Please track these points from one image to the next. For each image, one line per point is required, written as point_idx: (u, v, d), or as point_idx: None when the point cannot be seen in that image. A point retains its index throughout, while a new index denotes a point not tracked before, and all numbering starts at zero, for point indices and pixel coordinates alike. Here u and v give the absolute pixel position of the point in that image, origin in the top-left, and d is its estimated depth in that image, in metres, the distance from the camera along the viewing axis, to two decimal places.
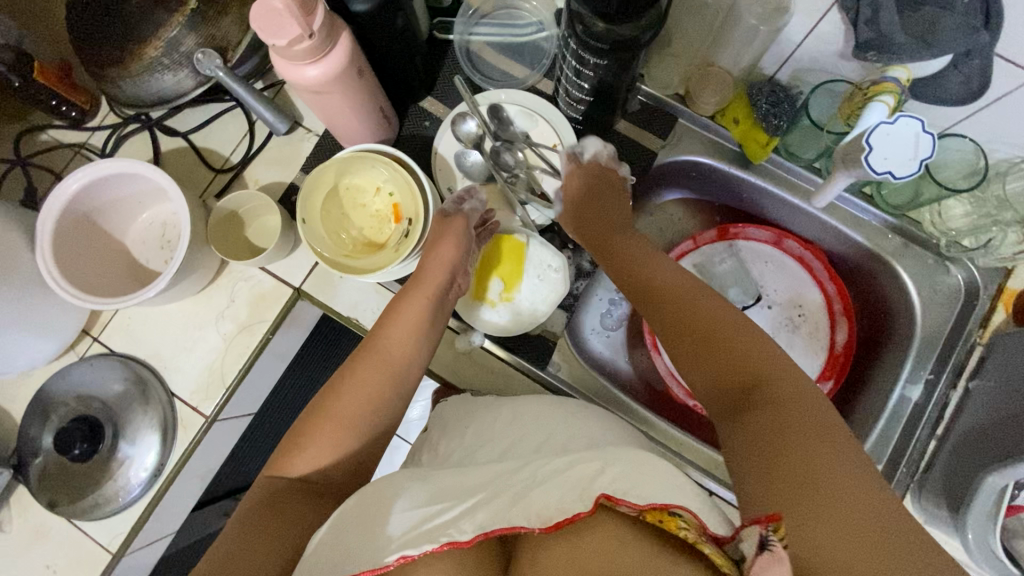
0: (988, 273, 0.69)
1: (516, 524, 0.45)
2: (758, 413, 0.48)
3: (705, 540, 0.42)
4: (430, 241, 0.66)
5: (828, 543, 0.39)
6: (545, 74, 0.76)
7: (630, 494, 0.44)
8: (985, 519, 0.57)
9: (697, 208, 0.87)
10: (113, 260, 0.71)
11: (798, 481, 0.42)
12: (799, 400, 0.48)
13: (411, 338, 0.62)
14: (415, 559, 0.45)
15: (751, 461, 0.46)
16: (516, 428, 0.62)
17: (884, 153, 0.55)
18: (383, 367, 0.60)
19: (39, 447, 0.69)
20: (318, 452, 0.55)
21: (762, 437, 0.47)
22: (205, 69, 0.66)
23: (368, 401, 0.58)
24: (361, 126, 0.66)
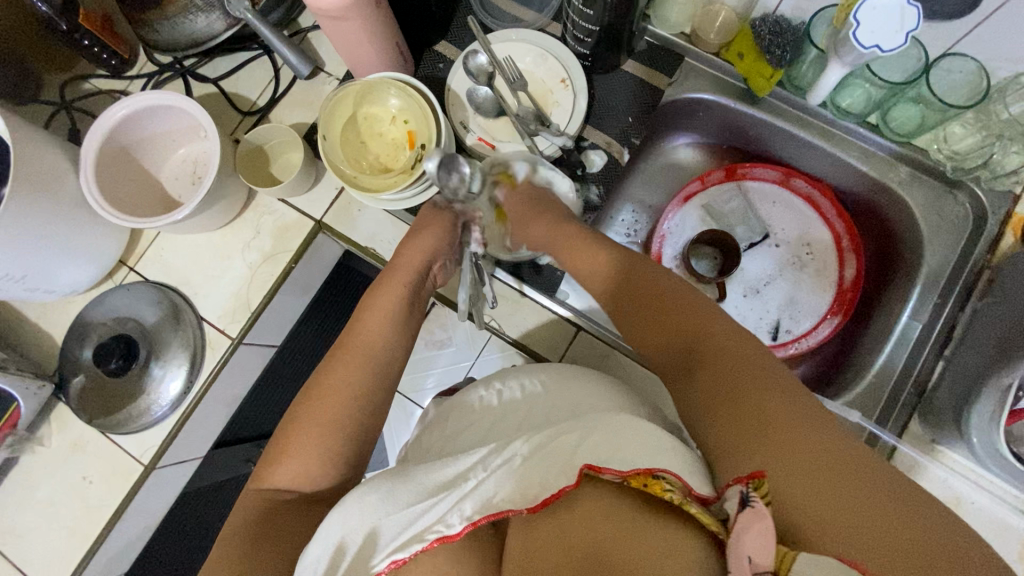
0: (996, 198, 0.70)
1: (504, 509, 0.47)
2: (706, 376, 0.50)
3: (692, 500, 0.42)
4: (413, 230, 0.67)
5: (803, 498, 0.41)
6: (554, 17, 0.79)
7: (613, 461, 0.46)
8: (987, 421, 0.57)
9: (708, 150, 0.88)
10: (149, 194, 0.76)
11: (760, 437, 0.44)
12: (742, 355, 0.50)
13: (385, 327, 0.61)
14: (406, 561, 0.47)
15: (715, 429, 0.48)
16: (501, 407, 0.61)
17: (870, 27, 0.54)
18: (359, 362, 0.59)
19: (80, 365, 0.73)
20: (301, 461, 0.54)
21: (722, 405, 0.48)
22: (235, 11, 0.70)
23: (344, 398, 0.57)
24: (379, 57, 0.70)
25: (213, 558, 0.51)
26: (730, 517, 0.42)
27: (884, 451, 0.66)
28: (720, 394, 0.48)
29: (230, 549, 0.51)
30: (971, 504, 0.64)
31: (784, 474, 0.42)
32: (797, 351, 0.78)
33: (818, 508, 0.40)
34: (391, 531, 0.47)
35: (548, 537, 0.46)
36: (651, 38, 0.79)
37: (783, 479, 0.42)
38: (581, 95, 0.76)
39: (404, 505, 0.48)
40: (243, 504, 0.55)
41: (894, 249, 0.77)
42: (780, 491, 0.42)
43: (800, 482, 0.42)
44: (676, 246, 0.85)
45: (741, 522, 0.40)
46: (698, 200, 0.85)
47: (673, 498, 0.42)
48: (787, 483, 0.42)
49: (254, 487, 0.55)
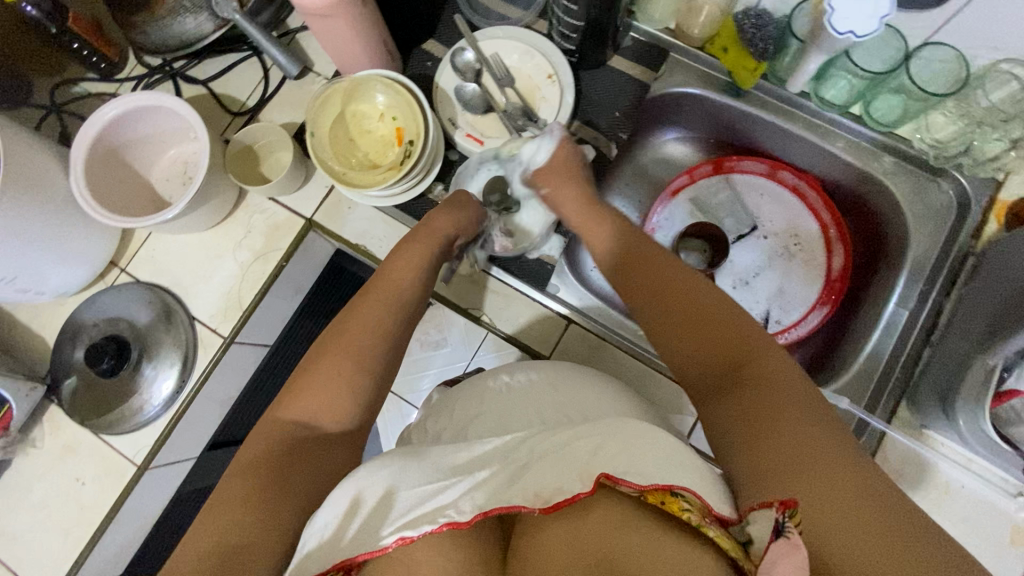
0: (979, 185, 0.70)
1: (514, 504, 0.45)
2: (748, 396, 0.48)
3: (710, 523, 0.41)
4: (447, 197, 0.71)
5: (839, 540, 0.41)
6: (540, 15, 0.80)
7: (630, 474, 0.43)
8: (973, 405, 0.58)
9: (695, 144, 0.89)
10: (139, 195, 0.77)
11: (795, 463, 0.43)
12: (780, 377, 0.49)
13: (417, 272, 0.65)
14: (414, 539, 0.44)
15: (753, 447, 0.46)
16: (512, 398, 0.58)
17: (844, 13, 0.55)
18: (388, 303, 0.62)
19: (71, 366, 0.73)
20: (327, 393, 0.55)
21: (753, 424, 0.47)
22: (224, 12, 0.72)
23: (371, 336, 0.59)
24: (367, 55, 0.71)
25: (223, 486, 0.49)
26: (752, 542, 0.41)
27: (874, 437, 0.67)
28: (753, 414, 0.47)
29: (240, 481, 0.48)
30: (960, 488, 0.64)
31: (824, 512, 0.41)
32: (787, 340, 0.79)
33: (852, 551, 0.40)
34: (404, 506, 0.45)
35: (562, 542, 0.45)
36: (636, 34, 0.80)
37: (822, 517, 0.41)
38: (567, 89, 0.77)
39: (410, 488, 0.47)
40: (256, 432, 0.53)
41: (880, 238, 0.78)
42: (816, 528, 0.41)
43: (838, 522, 0.41)
44: (665, 239, 0.86)
45: (774, 550, 0.38)
46: (687, 193, 0.86)
47: (691, 519, 0.42)
48: (825, 521, 0.41)
49: (269, 417, 0.54)
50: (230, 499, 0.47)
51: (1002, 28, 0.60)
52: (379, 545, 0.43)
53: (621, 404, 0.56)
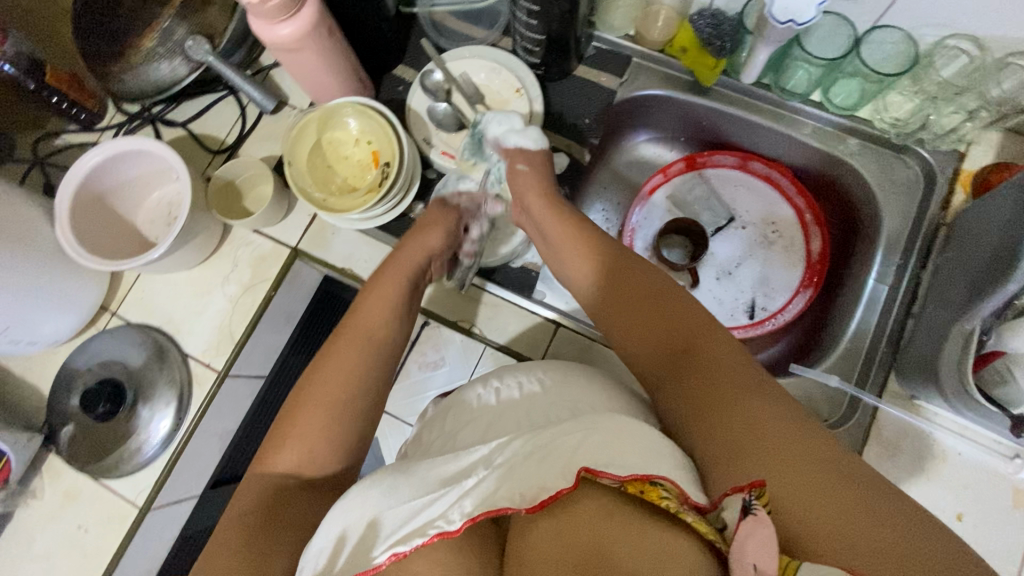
0: (943, 158, 0.73)
1: (501, 507, 0.45)
2: (701, 383, 0.51)
3: (688, 509, 0.42)
4: (419, 226, 0.72)
5: (801, 506, 0.42)
6: (504, 33, 0.83)
7: (612, 466, 0.44)
8: (956, 373, 0.58)
9: (667, 145, 0.92)
10: (126, 238, 0.78)
11: (746, 438, 0.46)
12: (726, 360, 0.52)
13: (387, 314, 0.65)
14: (406, 555, 0.45)
15: (708, 430, 0.49)
16: (501, 407, 0.58)
17: (784, 3, 0.58)
18: (358, 351, 0.61)
19: (68, 414, 0.73)
20: (305, 445, 0.56)
21: (709, 408, 0.50)
22: (196, 54, 0.74)
23: (349, 377, 0.59)
24: (339, 84, 0.73)
25: (222, 535, 0.52)
26: (727, 526, 0.42)
27: (866, 414, 0.68)
28: (706, 398, 0.50)
29: (233, 536, 0.52)
30: (957, 454, 0.65)
31: (779, 479, 0.43)
32: (776, 326, 0.80)
33: (823, 520, 0.41)
34: (390, 526, 0.47)
35: (548, 538, 0.45)
36: (598, 43, 0.82)
37: (789, 488, 0.43)
38: (534, 100, 0.79)
39: (405, 499, 0.48)
40: (242, 494, 0.55)
41: (854, 219, 0.80)
42: (782, 499, 0.42)
43: (798, 493, 0.42)
44: (646, 238, 0.88)
45: (743, 529, 0.39)
46: (662, 192, 0.88)
47: (670, 506, 0.42)
48: (790, 493, 0.42)
49: (255, 474, 0.56)
50: (225, 543, 0.51)
51: (941, 6, 0.63)
52: (371, 563, 0.46)
53: (612, 396, 0.57)
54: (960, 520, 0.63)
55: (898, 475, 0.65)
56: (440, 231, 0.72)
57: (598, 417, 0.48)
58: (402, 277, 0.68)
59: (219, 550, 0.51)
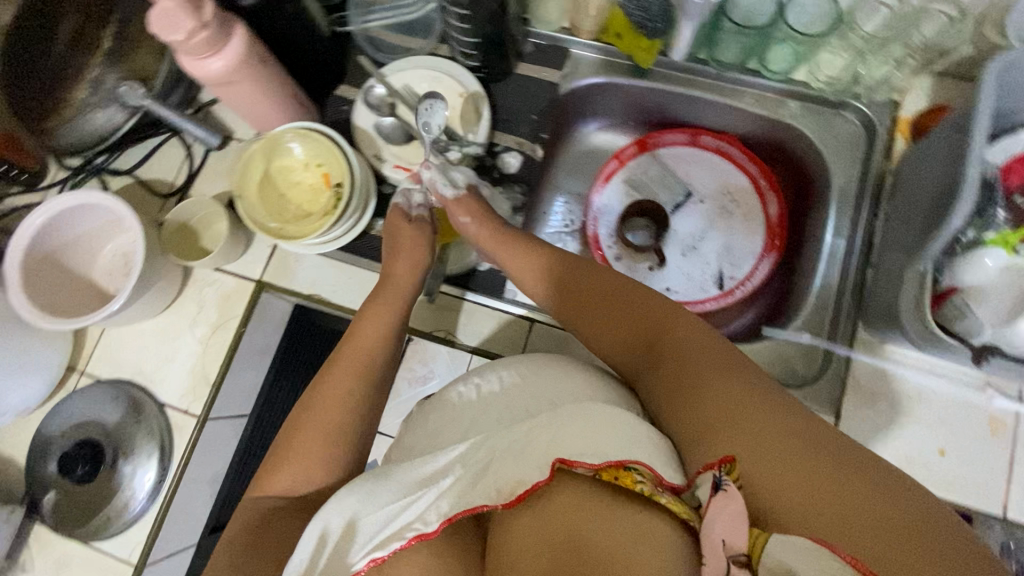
0: (879, 110, 0.75)
1: (477, 505, 0.47)
2: (671, 370, 0.52)
3: (662, 491, 0.43)
4: (393, 251, 0.72)
5: (773, 481, 0.42)
6: (441, 41, 0.84)
7: (586, 454, 0.45)
8: (915, 312, 0.60)
9: (619, 130, 0.92)
10: (85, 295, 0.76)
11: (717, 418, 0.46)
12: (696, 345, 0.52)
13: (381, 339, 0.65)
14: (385, 559, 0.47)
15: (682, 415, 0.49)
16: (489, 400, 0.57)
17: None
18: (353, 370, 0.62)
19: (48, 481, 0.72)
20: (302, 468, 0.56)
21: (681, 393, 0.50)
22: (131, 100, 0.73)
23: (345, 402, 0.59)
24: (282, 112, 0.73)
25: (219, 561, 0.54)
26: (702, 504, 0.44)
27: (841, 365, 0.69)
28: (677, 384, 0.51)
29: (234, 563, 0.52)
30: (931, 392, 0.67)
31: (752, 456, 0.43)
32: (745, 293, 0.82)
33: (791, 491, 0.41)
34: (367, 532, 0.48)
35: (527, 532, 0.46)
36: (535, 39, 0.84)
37: (758, 464, 0.43)
38: (477, 103, 0.79)
39: (384, 502, 0.49)
40: (241, 515, 0.56)
41: (806, 179, 0.81)
42: (755, 475, 0.42)
43: (771, 468, 0.42)
44: (609, 225, 0.88)
45: (715, 507, 0.42)
46: (619, 177, 0.89)
47: (645, 489, 0.44)
48: (762, 468, 0.42)
49: (252, 496, 0.57)
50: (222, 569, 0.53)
51: None
52: (352, 570, 0.47)
53: (595, 380, 0.57)
54: (943, 454, 0.65)
55: (877, 421, 0.67)
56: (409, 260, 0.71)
57: (575, 408, 0.48)
58: (394, 303, 0.68)
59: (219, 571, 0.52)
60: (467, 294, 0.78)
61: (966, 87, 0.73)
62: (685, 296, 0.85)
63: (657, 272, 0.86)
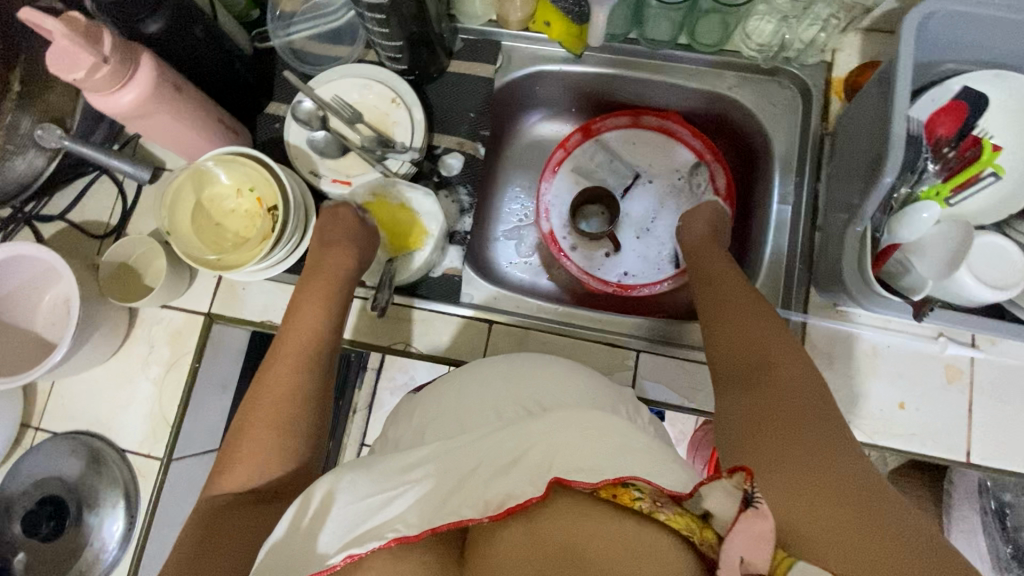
0: (813, 72, 0.75)
1: (464, 517, 0.45)
2: (766, 392, 0.52)
3: (662, 506, 0.44)
4: (327, 245, 0.70)
5: (819, 522, 0.43)
6: (368, 47, 0.81)
7: (583, 472, 0.46)
8: (855, 272, 0.60)
9: (560, 119, 0.91)
10: (28, 351, 0.73)
11: (798, 447, 0.47)
12: (800, 384, 0.52)
13: (317, 322, 0.66)
14: (362, 555, 0.45)
15: (760, 431, 0.50)
16: (458, 399, 0.56)
17: None
18: (295, 356, 0.62)
19: (15, 543, 0.70)
20: (255, 457, 0.56)
21: (764, 416, 0.51)
22: (50, 143, 0.70)
23: (286, 389, 0.59)
24: (208, 140, 0.70)
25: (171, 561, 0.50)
26: (710, 514, 0.44)
27: (797, 331, 0.69)
28: (767, 406, 0.51)
29: (186, 555, 0.50)
30: (886, 348, 0.68)
31: (811, 494, 0.44)
32: None
33: (825, 536, 0.42)
34: (338, 524, 0.48)
35: (516, 543, 0.44)
36: (465, 35, 0.82)
37: (813, 506, 0.44)
38: (409, 106, 0.77)
39: (365, 495, 0.49)
40: (195, 515, 0.54)
41: (749, 148, 0.81)
42: (802, 510, 0.44)
43: (821, 515, 0.43)
44: (561, 216, 0.88)
45: (743, 522, 0.41)
46: (566, 166, 0.88)
47: (644, 506, 0.44)
48: (813, 509, 0.44)
49: (207, 497, 0.55)
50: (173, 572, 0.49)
51: None
52: (327, 564, 0.46)
53: (560, 372, 0.58)
54: (903, 408, 0.66)
55: (839, 382, 0.68)
56: (709, 222, 0.75)
57: (566, 412, 0.50)
58: (330, 287, 0.69)
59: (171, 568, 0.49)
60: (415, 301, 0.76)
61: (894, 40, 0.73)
62: (643, 278, 0.86)
63: (613, 258, 0.87)
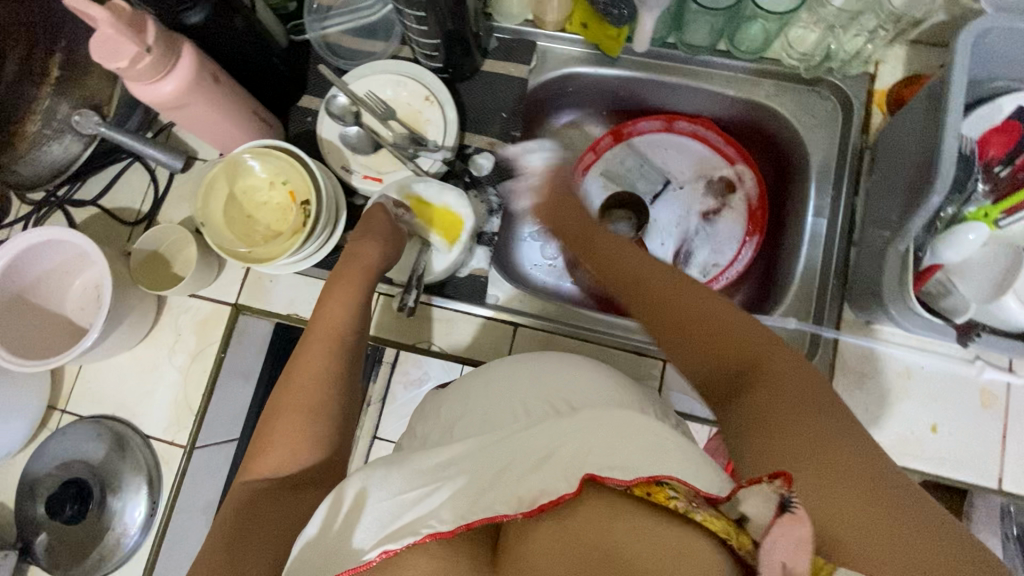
0: (855, 83, 0.73)
1: (498, 513, 0.44)
2: (758, 396, 0.48)
3: (698, 506, 0.41)
4: (357, 235, 0.70)
5: (862, 540, 0.40)
6: (402, 43, 0.81)
7: (616, 470, 0.44)
8: (897, 288, 0.59)
9: (591, 121, 0.90)
10: (58, 334, 0.74)
11: (812, 460, 0.43)
12: (787, 377, 0.49)
13: (350, 310, 0.65)
14: (397, 551, 0.44)
15: (765, 445, 0.46)
16: (483, 399, 0.56)
17: None
18: (328, 343, 0.62)
19: (39, 523, 0.71)
20: (288, 445, 0.56)
21: (767, 426, 0.47)
22: (87, 128, 0.72)
23: (319, 376, 0.59)
24: (242, 131, 0.70)
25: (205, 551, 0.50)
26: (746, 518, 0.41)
27: (828, 348, 0.68)
28: (767, 413, 0.47)
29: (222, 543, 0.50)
30: (920, 369, 0.66)
31: (841, 509, 0.41)
32: (729, 280, 0.81)
33: (871, 553, 0.39)
34: (374, 522, 0.47)
35: (550, 541, 0.43)
36: (500, 34, 0.81)
37: (849, 523, 0.40)
38: (442, 105, 0.77)
39: (398, 491, 0.48)
40: (228, 504, 0.54)
41: (784, 158, 0.80)
42: (840, 528, 0.40)
43: (861, 529, 0.40)
44: (589, 219, 0.87)
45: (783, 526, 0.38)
46: (596, 170, 0.87)
47: (679, 505, 0.42)
48: (851, 527, 0.40)
49: (240, 484, 0.55)
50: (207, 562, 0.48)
51: None
52: (362, 561, 0.45)
53: (587, 377, 0.57)
54: (935, 430, 0.65)
55: (870, 401, 0.66)
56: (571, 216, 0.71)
57: (592, 413, 0.48)
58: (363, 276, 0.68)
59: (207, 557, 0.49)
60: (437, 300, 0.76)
61: (941, 54, 0.71)
62: None
63: None
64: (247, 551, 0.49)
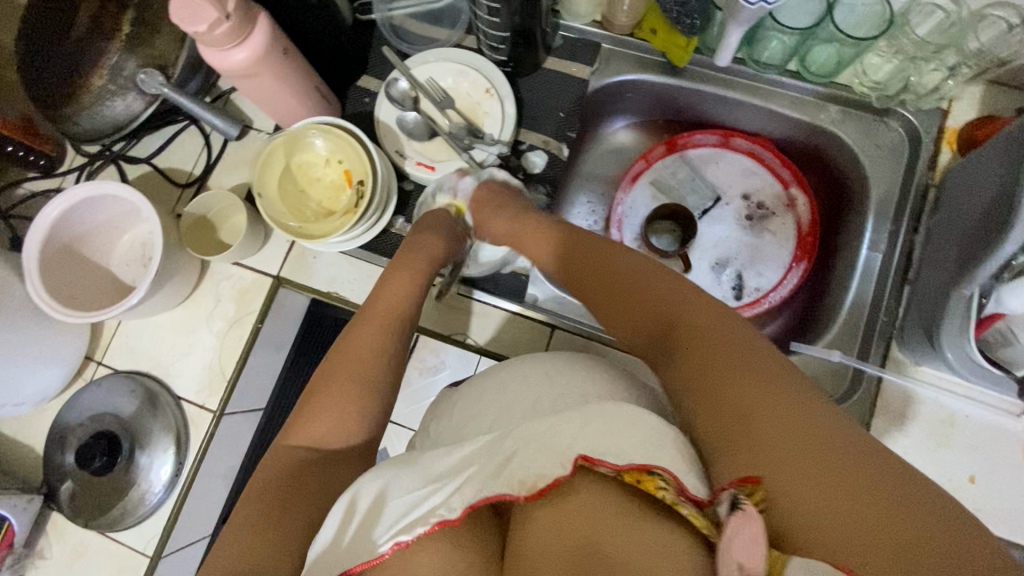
0: (926, 118, 0.71)
1: (501, 493, 0.45)
2: (685, 353, 0.50)
3: (684, 500, 0.41)
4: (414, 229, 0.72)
5: (802, 493, 0.39)
6: (467, 32, 0.80)
7: (607, 454, 0.43)
8: (956, 335, 0.57)
9: (645, 130, 0.89)
10: (101, 286, 0.75)
11: (737, 416, 0.44)
12: (710, 330, 0.50)
13: (408, 292, 0.66)
14: (410, 542, 0.46)
15: (699, 409, 0.47)
16: (512, 395, 0.54)
17: None
18: (379, 323, 0.63)
19: (66, 470, 0.72)
20: (334, 415, 0.56)
21: (697, 385, 0.48)
22: (151, 88, 0.70)
23: (369, 353, 0.60)
24: (302, 105, 0.70)
25: (240, 514, 0.51)
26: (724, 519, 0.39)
27: (871, 385, 0.67)
28: (698, 369, 0.48)
29: (260, 505, 0.50)
30: (964, 417, 0.65)
31: (776, 464, 0.40)
32: (773, 304, 0.79)
33: (816, 506, 0.38)
34: (392, 514, 0.47)
35: (549, 528, 0.44)
36: (566, 32, 0.80)
37: (788, 477, 0.40)
38: (501, 99, 0.76)
39: (410, 487, 0.48)
40: (265, 466, 0.54)
41: (842, 187, 0.79)
42: (784, 484, 0.40)
43: (801, 481, 0.39)
44: (634, 228, 0.86)
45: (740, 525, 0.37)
46: (646, 178, 0.86)
47: (666, 497, 0.41)
48: (790, 481, 0.40)
49: (281, 446, 0.56)
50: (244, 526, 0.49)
51: None
52: (376, 553, 0.45)
53: (620, 382, 0.55)
54: (972, 481, 0.64)
55: (908, 443, 0.65)
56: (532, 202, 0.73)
57: (597, 403, 0.46)
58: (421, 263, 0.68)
59: (245, 522, 0.49)
60: (472, 293, 0.75)
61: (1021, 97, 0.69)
62: None
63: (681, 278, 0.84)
64: (283, 518, 0.50)
